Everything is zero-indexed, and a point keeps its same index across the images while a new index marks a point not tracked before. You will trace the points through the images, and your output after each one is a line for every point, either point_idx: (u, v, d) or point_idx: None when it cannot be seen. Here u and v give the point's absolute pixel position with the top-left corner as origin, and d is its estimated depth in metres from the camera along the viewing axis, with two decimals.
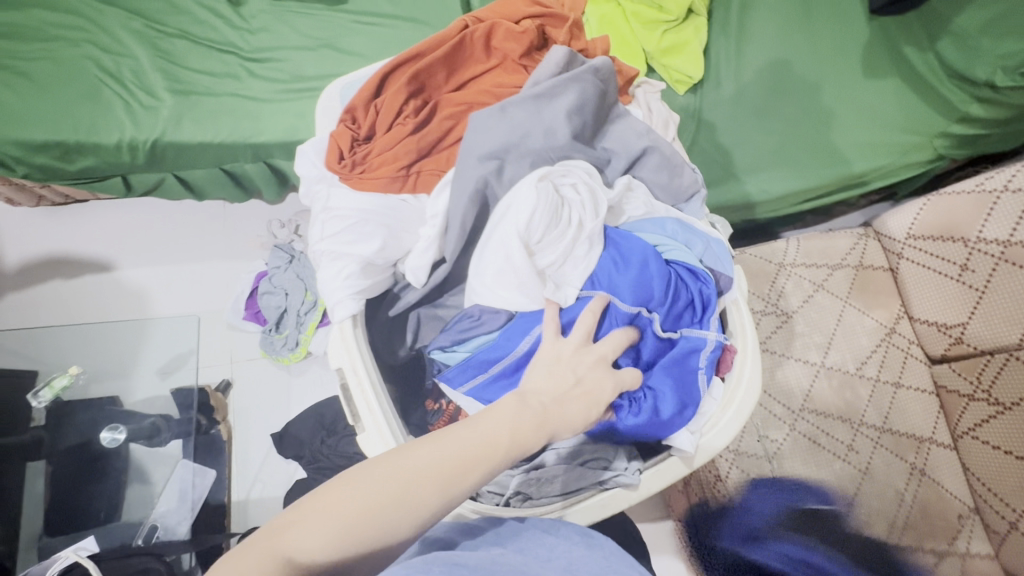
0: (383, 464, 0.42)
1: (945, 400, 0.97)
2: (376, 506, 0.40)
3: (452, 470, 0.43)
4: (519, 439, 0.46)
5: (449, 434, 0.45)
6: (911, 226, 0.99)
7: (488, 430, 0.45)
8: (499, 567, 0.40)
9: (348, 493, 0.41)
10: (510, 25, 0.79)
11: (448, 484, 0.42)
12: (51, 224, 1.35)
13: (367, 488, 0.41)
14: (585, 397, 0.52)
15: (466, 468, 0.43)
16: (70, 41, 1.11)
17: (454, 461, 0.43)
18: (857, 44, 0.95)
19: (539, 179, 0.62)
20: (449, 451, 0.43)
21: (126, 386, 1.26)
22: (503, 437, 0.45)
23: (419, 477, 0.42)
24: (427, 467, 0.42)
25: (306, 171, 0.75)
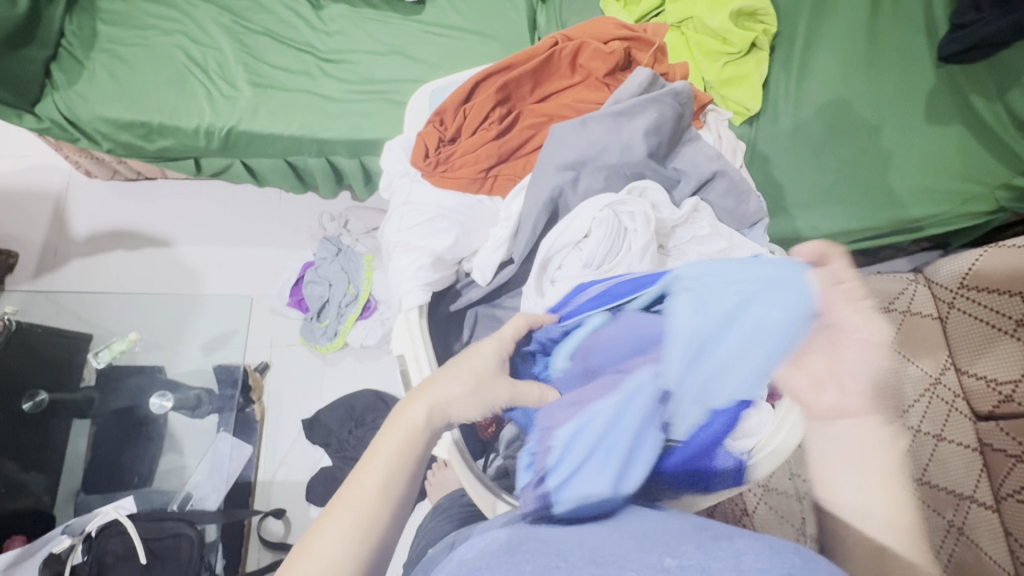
0: (301, 554, 0.42)
1: (990, 460, 0.92)
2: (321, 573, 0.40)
3: (378, 494, 0.44)
4: (415, 436, 0.48)
5: (349, 479, 0.45)
6: (963, 277, 0.95)
7: (393, 439, 0.47)
8: (521, 552, 0.39)
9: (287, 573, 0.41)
10: (598, 45, 0.82)
11: (381, 503, 0.44)
12: (118, 196, 1.44)
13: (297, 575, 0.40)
14: (475, 383, 0.53)
15: (382, 497, 0.44)
16: (163, 31, 1.19)
17: (370, 496, 0.44)
18: (924, 88, 0.94)
19: (601, 208, 0.64)
20: (360, 496, 0.44)
21: (171, 358, 1.31)
22: (407, 435, 0.48)
23: (338, 540, 0.42)
24: (344, 523, 0.43)
25: (391, 165, 0.80)
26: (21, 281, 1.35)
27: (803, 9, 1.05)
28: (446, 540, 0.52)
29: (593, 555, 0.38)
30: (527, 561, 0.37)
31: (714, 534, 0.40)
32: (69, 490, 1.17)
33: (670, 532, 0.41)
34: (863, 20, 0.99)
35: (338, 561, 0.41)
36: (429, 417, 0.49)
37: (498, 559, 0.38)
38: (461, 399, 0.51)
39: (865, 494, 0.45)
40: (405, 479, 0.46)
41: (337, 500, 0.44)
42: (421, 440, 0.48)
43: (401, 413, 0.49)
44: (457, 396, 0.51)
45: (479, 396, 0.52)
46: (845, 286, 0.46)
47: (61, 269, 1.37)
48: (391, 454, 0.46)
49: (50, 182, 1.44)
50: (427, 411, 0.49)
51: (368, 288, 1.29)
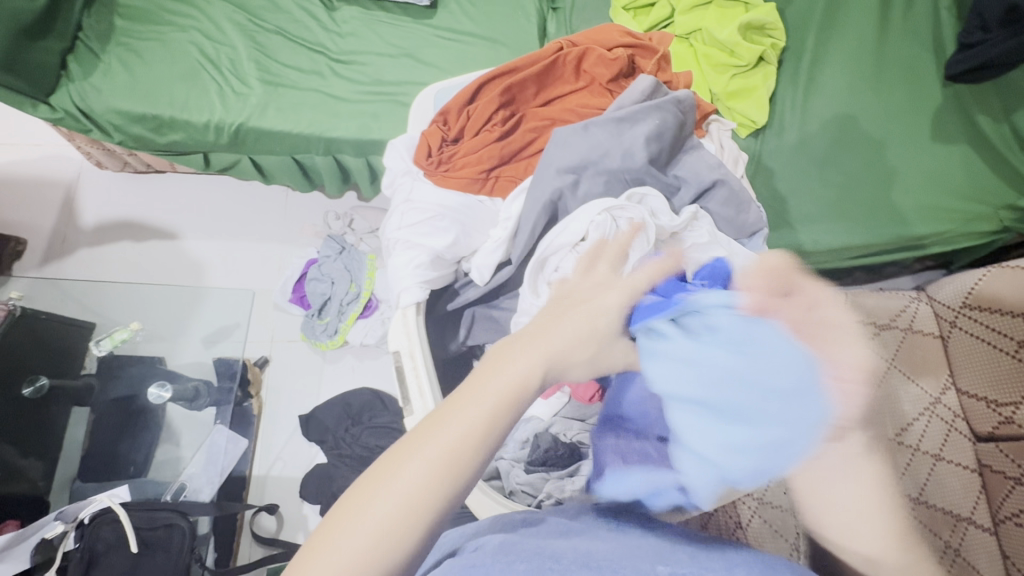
0: (378, 486, 0.37)
1: (988, 481, 0.91)
2: (400, 514, 0.36)
3: (477, 437, 0.39)
4: (526, 378, 0.42)
5: (439, 414, 0.39)
6: (966, 296, 0.94)
7: (502, 373, 0.41)
8: (517, 555, 0.38)
9: (361, 504, 0.36)
10: (603, 51, 0.83)
11: (478, 446, 0.39)
12: (127, 188, 1.45)
13: (373, 511, 0.36)
14: (593, 326, 0.46)
15: (479, 442, 0.39)
16: (179, 27, 1.21)
17: (461, 441, 0.38)
18: (929, 106, 0.95)
19: (599, 212, 0.64)
20: (449, 437, 0.38)
21: (173, 349, 1.32)
22: (517, 373, 0.41)
23: (420, 480, 0.37)
24: (426, 465, 0.37)
25: (394, 164, 0.80)
26: (29, 268, 1.37)
27: (813, 23, 1.05)
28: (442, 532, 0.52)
29: (587, 559, 0.38)
30: (522, 564, 0.37)
31: (708, 545, 0.40)
32: (64, 477, 1.17)
33: (664, 543, 0.41)
34: (872, 35, 1.00)
35: (418, 504, 0.36)
36: (538, 367, 0.42)
37: (495, 557, 0.38)
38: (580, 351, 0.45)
39: (842, 517, 0.42)
40: (502, 429, 0.40)
41: (422, 433, 0.39)
42: (528, 393, 0.41)
43: (506, 359, 0.42)
44: (571, 353, 0.44)
45: (596, 340, 0.46)
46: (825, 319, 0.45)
47: (68, 258, 1.39)
48: (489, 401, 0.40)
49: (62, 171, 1.45)
50: (537, 364, 0.42)
51: (371, 287, 1.29)
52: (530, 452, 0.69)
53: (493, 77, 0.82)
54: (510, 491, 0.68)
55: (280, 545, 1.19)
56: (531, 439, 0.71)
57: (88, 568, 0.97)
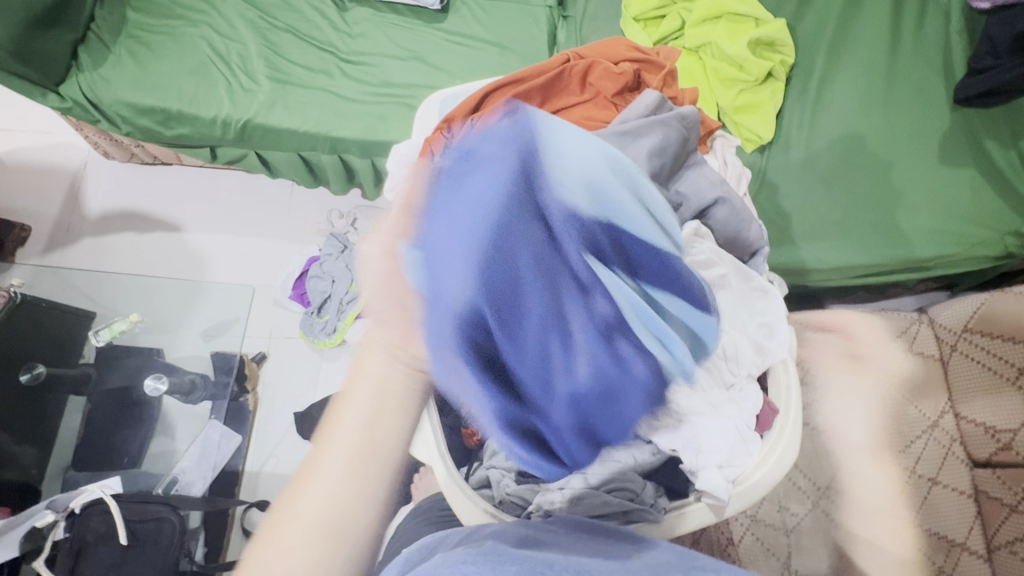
0: (285, 521, 0.48)
1: (984, 508, 0.86)
2: (315, 526, 0.47)
3: (357, 456, 0.48)
4: (379, 397, 0.49)
5: (319, 449, 0.49)
6: (968, 319, 0.93)
7: (356, 394, 0.49)
8: (503, 557, 0.40)
9: (282, 527, 0.47)
10: (609, 65, 0.83)
11: (360, 459, 0.48)
12: (133, 179, 1.46)
13: (291, 534, 0.47)
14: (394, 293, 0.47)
15: (362, 456, 0.48)
16: (190, 21, 1.22)
17: (339, 479, 0.48)
18: (936, 131, 0.96)
19: None
20: (333, 468, 0.48)
21: (171, 341, 1.32)
22: (364, 397, 0.49)
23: (318, 506, 0.47)
24: (321, 489, 0.47)
25: (397, 169, 0.81)
26: (32, 256, 1.37)
27: (823, 42, 1.05)
28: (428, 539, 0.53)
29: (575, 568, 0.39)
30: (512, 565, 0.39)
31: (700, 566, 0.42)
32: (58, 466, 1.18)
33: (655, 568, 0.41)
34: (883, 59, 1.01)
35: (322, 521, 0.47)
36: (388, 383, 0.49)
37: (484, 558, 0.40)
38: (393, 321, 0.50)
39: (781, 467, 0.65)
40: (380, 452, 0.49)
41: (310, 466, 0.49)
42: (385, 410, 0.49)
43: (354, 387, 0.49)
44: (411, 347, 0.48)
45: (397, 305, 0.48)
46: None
47: (71, 246, 1.39)
48: (355, 429, 0.48)
49: (69, 159, 1.46)
50: (383, 376, 0.49)
51: None
52: (519, 461, 0.66)
53: (498, 87, 0.82)
54: (497, 501, 0.66)
55: None
56: None
57: (77, 560, 0.97)
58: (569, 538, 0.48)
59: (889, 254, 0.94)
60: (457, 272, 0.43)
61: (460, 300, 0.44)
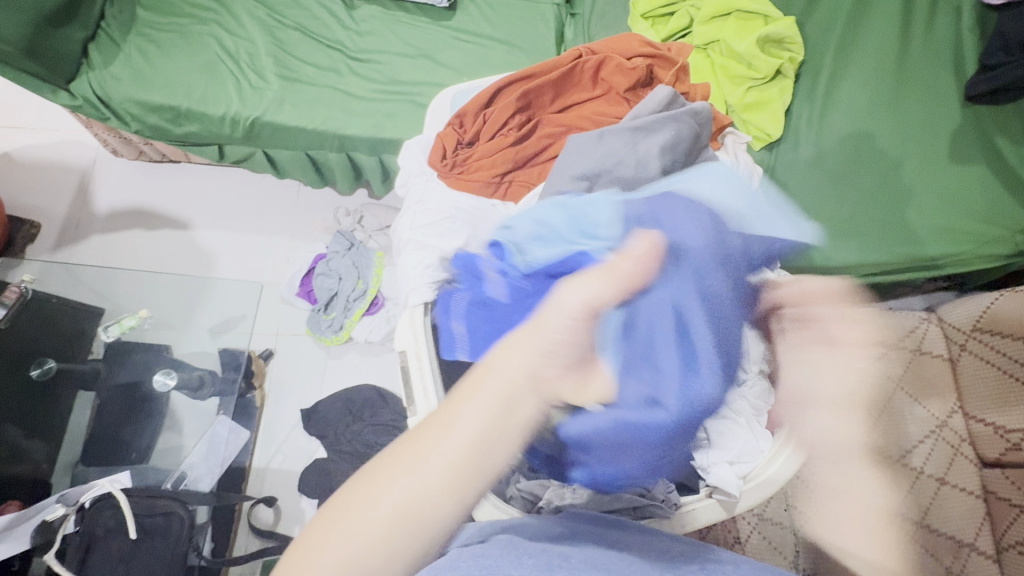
0: (351, 501, 0.37)
1: (993, 508, 0.86)
2: (383, 524, 0.36)
3: (461, 457, 0.37)
4: (507, 403, 0.39)
5: (416, 434, 0.39)
6: (978, 318, 0.91)
7: (489, 377, 0.40)
8: (521, 552, 0.40)
9: (347, 512, 0.37)
10: (622, 60, 0.82)
11: (463, 459, 0.37)
12: (141, 176, 1.47)
13: (342, 537, 0.36)
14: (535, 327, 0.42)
15: (469, 454, 0.38)
16: (200, 20, 1.22)
17: (434, 474, 0.37)
18: (947, 128, 0.95)
19: None
20: (422, 467, 0.37)
21: (179, 338, 1.33)
22: (486, 387, 0.39)
23: (383, 514, 0.36)
24: (396, 488, 0.36)
25: (409, 164, 0.82)
26: (41, 252, 1.38)
27: (831, 41, 1.05)
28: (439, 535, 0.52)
29: (593, 561, 0.39)
30: (530, 559, 0.39)
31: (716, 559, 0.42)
32: (68, 461, 1.18)
33: (672, 561, 0.41)
34: (892, 56, 1.00)
35: (384, 533, 0.36)
36: (526, 382, 0.40)
37: (503, 551, 0.40)
38: (568, 348, 0.42)
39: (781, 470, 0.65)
40: (484, 466, 0.38)
41: (396, 456, 0.38)
42: (510, 412, 0.39)
43: (492, 364, 0.41)
44: (554, 365, 0.41)
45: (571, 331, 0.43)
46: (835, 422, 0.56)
47: (80, 243, 1.40)
48: (471, 427, 0.38)
49: (78, 157, 1.47)
50: (519, 381, 0.40)
51: (377, 285, 1.30)
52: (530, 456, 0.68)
53: (512, 82, 0.82)
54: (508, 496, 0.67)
55: (277, 538, 1.19)
56: None
57: (86, 555, 0.98)
58: (582, 532, 0.48)
59: (898, 251, 0.93)
60: (671, 352, 0.55)
61: (667, 362, 0.55)
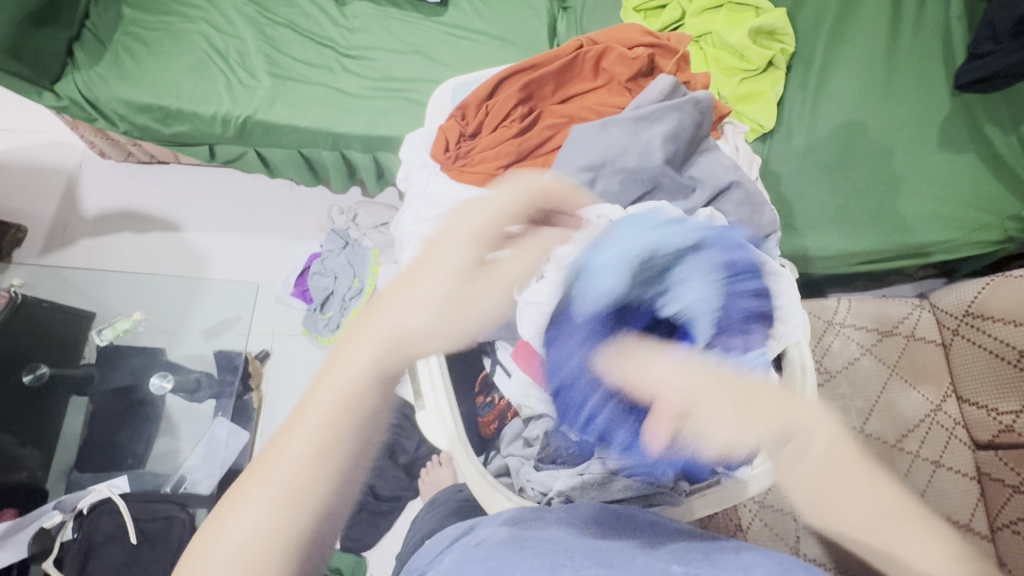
0: (226, 515, 0.37)
1: (987, 488, 0.88)
2: (273, 514, 0.37)
3: (331, 424, 0.39)
4: (368, 377, 0.41)
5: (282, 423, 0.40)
6: (969, 305, 0.92)
7: (338, 370, 0.41)
8: (525, 549, 0.41)
9: (229, 514, 0.37)
10: (623, 50, 0.83)
11: (334, 429, 0.39)
12: (130, 178, 1.44)
13: (223, 531, 0.37)
14: (430, 301, 0.44)
15: (338, 420, 0.39)
16: (187, 18, 1.21)
17: (303, 447, 0.38)
18: (937, 117, 0.97)
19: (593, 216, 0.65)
20: (292, 451, 0.38)
21: (173, 340, 1.31)
22: (353, 367, 0.41)
23: (257, 518, 0.37)
24: (275, 471, 0.38)
25: (411, 157, 0.82)
26: (28, 257, 1.35)
27: (822, 32, 1.05)
28: (436, 538, 0.52)
29: (598, 556, 0.40)
30: (533, 557, 0.40)
31: (724, 547, 0.42)
32: (61, 468, 1.16)
33: (688, 549, 0.42)
34: (881, 48, 1.01)
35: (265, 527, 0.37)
36: (386, 359, 0.42)
37: (506, 552, 0.41)
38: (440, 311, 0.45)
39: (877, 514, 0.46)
40: (353, 426, 0.40)
41: (270, 449, 0.39)
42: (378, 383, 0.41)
43: (350, 346, 0.42)
44: (412, 341, 0.43)
45: (441, 315, 0.44)
46: (795, 449, 0.47)
47: (68, 247, 1.38)
48: (324, 406, 0.39)
49: (64, 159, 1.44)
50: (374, 355, 0.42)
51: (374, 283, 1.28)
52: (541, 450, 0.69)
53: (514, 73, 0.82)
54: (521, 488, 0.68)
55: None
56: (541, 436, 0.70)
57: (85, 561, 0.98)
58: (590, 525, 0.49)
59: (888, 243, 0.95)
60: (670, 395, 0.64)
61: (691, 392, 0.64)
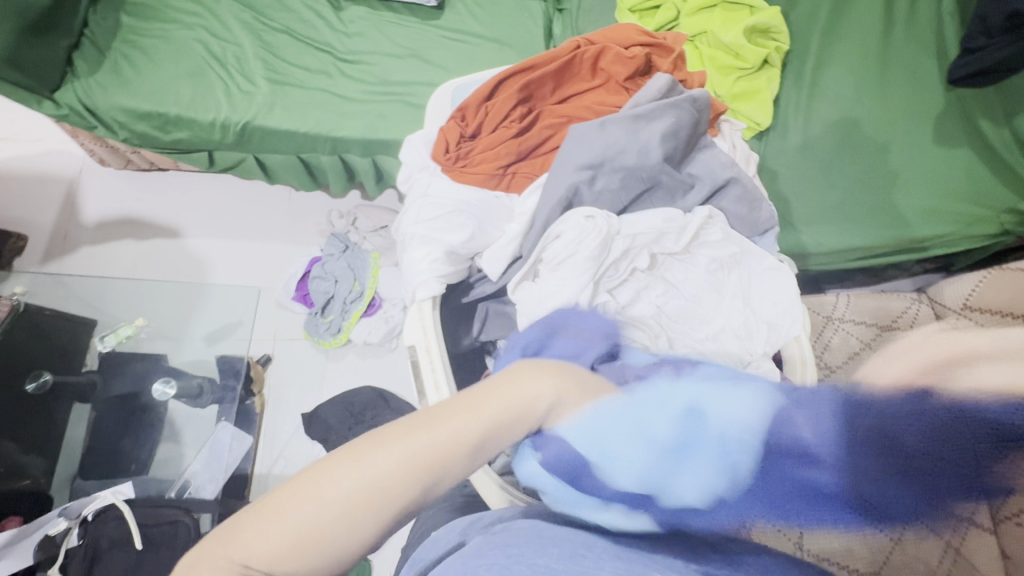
0: (335, 467, 0.38)
1: None
2: (373, 487, 0.38)
3: (454, 440, 0.41)
4: (506, 417, 0.44)
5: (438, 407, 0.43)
6: (968, 297, 0.93)
7: (491, 396, 0.45)
8: (544, 539, 0.42)
9: (338, 465, 0.38)
10: (619, 50, 0.84)
11: (456, 448, 0.41)
12: (129, 186, 1.45)
13: (343, 469, 0.38)
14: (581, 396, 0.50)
15: (459, 445, 0.41)
16: (184, 25, 1.21)
17: (426, 446, 0.40)
18: (931, 111, 0.96)
19: (590, 216, 0.67)
20: (413, 442, 0.40)
21: (175, 346, 1.32)
22: (502, 399, 0.45)
23: (370, 477, 0.38)
24: (411, 440, 0.40)
25: (411, 158, 0.82)
26: (29, 266, 1.36)
27: (817, 29, 1.07)
28: (449, 527, 0.54)
29: (618, 551, 0.41)
30: (554, 548, 0.41)
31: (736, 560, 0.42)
32: (64, 476, 1.16)
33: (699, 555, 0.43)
34: (876, 44, 1.01)
35: (374, 493, 0.38)
36: (524, 410, 0.46)
37: (527, 541, 0.42)
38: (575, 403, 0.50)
39: None
40: (465, 453, 0.42)
41: (413, 422, 0.41)
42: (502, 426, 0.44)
43: (507, 383, 0.47)
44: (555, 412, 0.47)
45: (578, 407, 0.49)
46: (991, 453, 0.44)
47: (69, 255, 1.38)
48: (457, 425, 0.42)
49: (63, 167, 1.45)
50: (520, 403, 0.46)
51: (374, 286, 1.30)
52: None
53: (511, 74, 0.83)
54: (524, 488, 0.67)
55: None
56: None
57: (91, 565, 0.97)
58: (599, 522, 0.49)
59: (885, 236, 0.96)
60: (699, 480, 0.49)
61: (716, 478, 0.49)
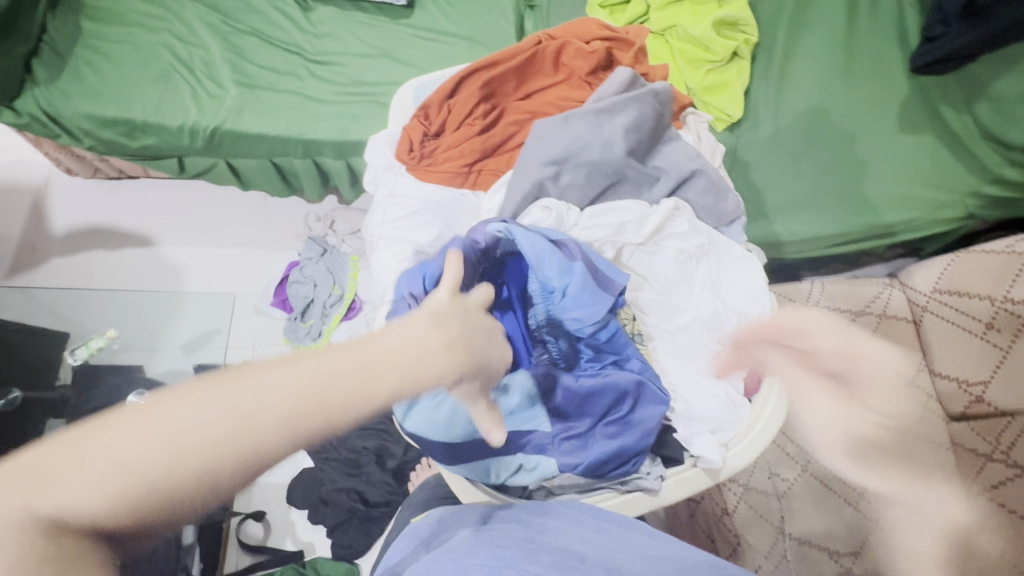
0: (172, 403, 0.31)
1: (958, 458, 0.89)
2: (217, 431, 0.31)
3: (321, 385, 0.34)
4: (398, 371, 0.36)
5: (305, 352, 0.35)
6: (937, 281, 0.96)
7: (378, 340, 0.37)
8: (529, 544, 0.43)
9: (177, 403, 0.31)
10: (581, 44, 0.84)
11: (323, 395, 0.33)
12: (98, 195, 1.41)
13: (109, 446, 0.30)
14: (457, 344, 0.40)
15: (340, 391, 0.34)
16: (149, 29, 1.19)
17: (287, 390, 0.33)
18: (897, 99, 0.97)
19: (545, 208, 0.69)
20: (268, 382, 0.33)
21: (150, 357, 1.29)
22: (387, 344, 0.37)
23: (208, 419, 0.31)
24: (193, 417, 0.31)
25: (376, 159, 0.81)
26: None
27: (782, 22, 1.08)
28: (424, 519, 0.55)
29: (609, 567, 0.41)
30: (543, 554, 0.41)
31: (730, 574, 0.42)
32: None
33: (686, 564, 0.43)
34: (841, 34, 1.02)
35: (152, 478, 0.30)
36: (416, 358, 0.37)
37: (517, 544, 0.43)
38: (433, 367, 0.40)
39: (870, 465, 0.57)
40: (340, 403, 0.34)
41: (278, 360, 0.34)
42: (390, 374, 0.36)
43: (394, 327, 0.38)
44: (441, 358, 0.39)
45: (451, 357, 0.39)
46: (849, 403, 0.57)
47: (39, 268, 1.35)
48: (332, 362, 0.35)
49: (29, 177, 1.41)
50: (408, 348, 0.37)
51: (353, 288, 1.28)
52: None
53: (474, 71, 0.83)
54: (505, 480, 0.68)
55: (267, 551, 1.15)
56: None
57: None
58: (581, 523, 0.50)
59: (854, 224, 0.97)
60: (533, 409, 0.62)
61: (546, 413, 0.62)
